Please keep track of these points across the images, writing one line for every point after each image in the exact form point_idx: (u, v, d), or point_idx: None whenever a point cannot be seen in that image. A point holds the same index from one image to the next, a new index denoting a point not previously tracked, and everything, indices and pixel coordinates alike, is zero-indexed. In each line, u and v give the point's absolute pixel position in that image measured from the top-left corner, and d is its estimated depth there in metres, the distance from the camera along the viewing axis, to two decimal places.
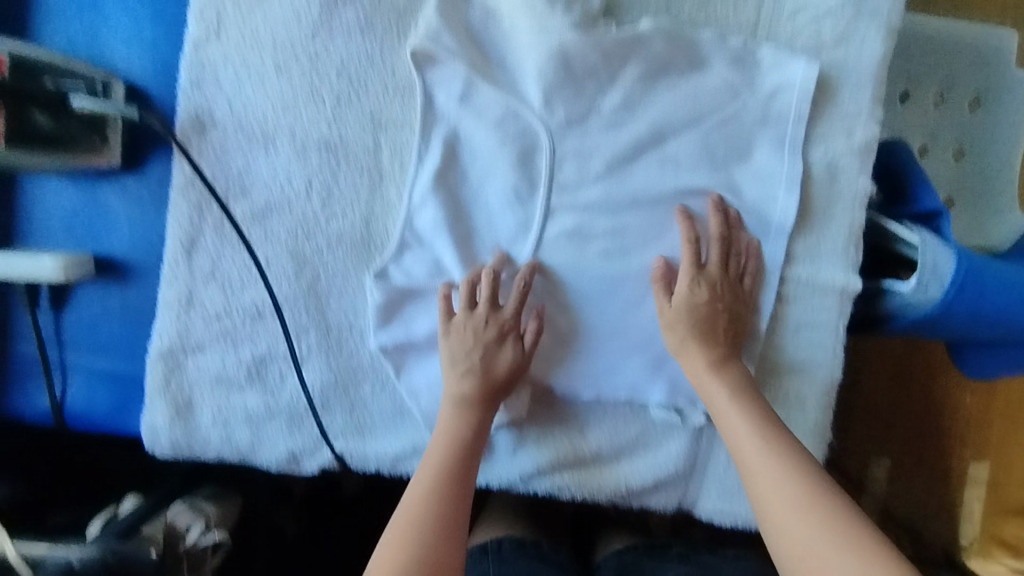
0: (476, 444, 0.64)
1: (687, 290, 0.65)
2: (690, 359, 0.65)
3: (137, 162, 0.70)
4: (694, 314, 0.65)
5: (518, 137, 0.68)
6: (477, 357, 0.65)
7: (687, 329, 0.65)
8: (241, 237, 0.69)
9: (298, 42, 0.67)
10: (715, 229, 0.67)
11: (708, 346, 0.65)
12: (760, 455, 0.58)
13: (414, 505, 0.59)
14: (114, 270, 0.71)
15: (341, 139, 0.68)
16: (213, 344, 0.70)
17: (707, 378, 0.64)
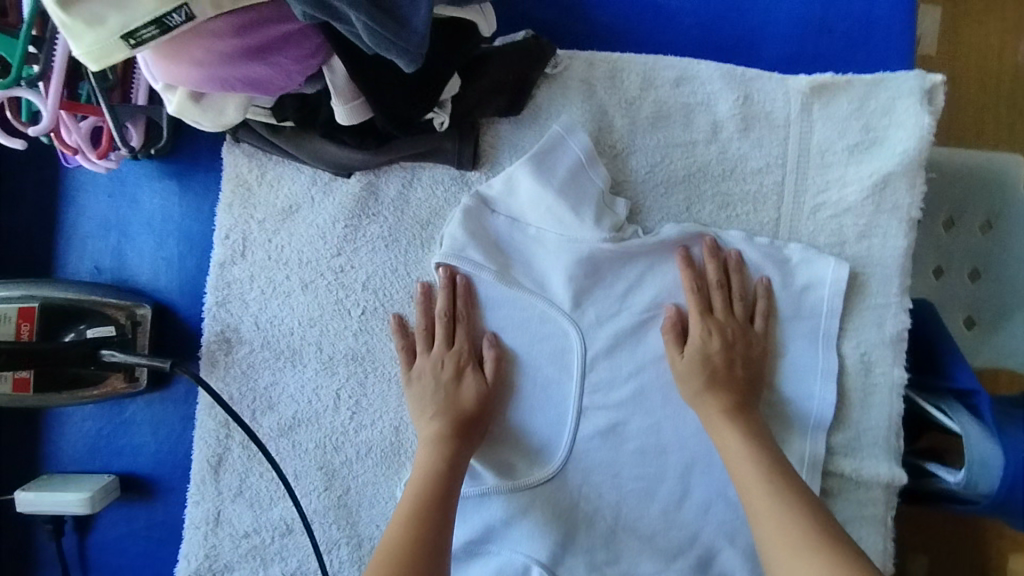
0: (448, 474, 0.62)
1: (703, 326, 0.66)
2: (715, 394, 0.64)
3: (163, 379, 0.69)
4: (706, 363, 0.65)
5: (547, 340, 0.68)
6: (440, 406, 0.65)
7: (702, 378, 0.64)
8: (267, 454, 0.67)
9: (324, 261, 0.69)
10: (712, 276, 0.67)
11: (724, 387, 0.64)
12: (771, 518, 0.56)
13: (380, 558, 0.55)
14: (140, 488, 0.69)
15: (368, 351, 0.69)
16: (241, 563, 0.68)
17: (723, 427, 0.63)
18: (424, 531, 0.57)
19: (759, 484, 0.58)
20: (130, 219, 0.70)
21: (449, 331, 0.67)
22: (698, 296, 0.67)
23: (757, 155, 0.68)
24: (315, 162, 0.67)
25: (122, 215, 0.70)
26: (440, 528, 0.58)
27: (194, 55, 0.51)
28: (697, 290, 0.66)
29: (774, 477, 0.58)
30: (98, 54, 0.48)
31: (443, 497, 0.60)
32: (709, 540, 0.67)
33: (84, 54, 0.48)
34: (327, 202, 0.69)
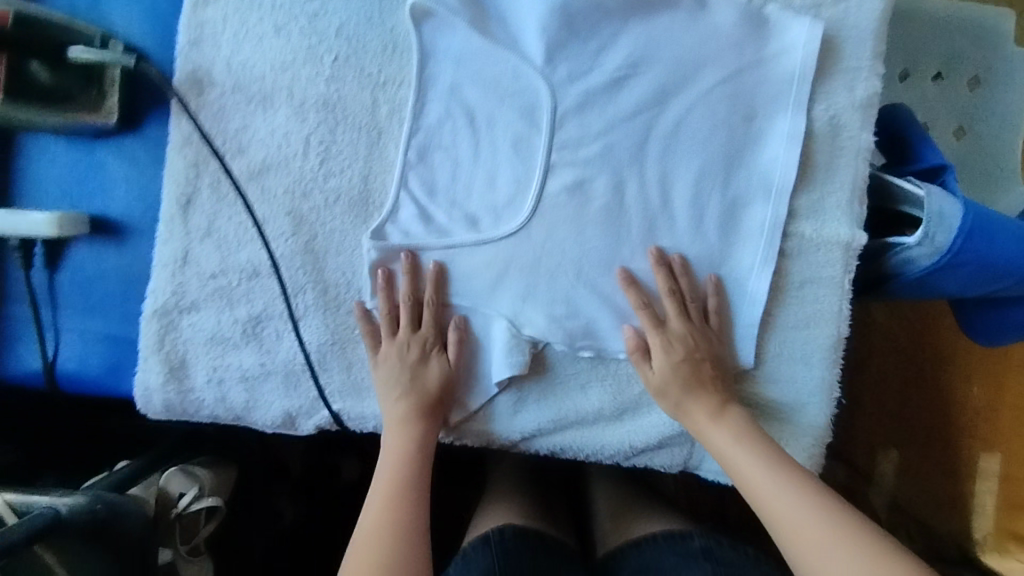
0: (422, 455, 0.66)
1: (661, 353, 0.66)
2: (691, 404, 0.65)
3: (135, 121, 0.69)
4: (677, 374, 0.65)
5: (517, 97, 0.68)
6: (422, 426, 0.66)
7: (679, 388, 0.65)
8: (240, 194, 0.68)
9: (298, 6, 0.69)
10: (664, 285, 0.67)
11: (700, 397, 0.65)
12: (769, 482, 0.59)
13: (372, 545, 0.60)
14: (110, 230, 0.70)
15: (339, 99, 0.69)
16: (208, 302, 0.69)
17: (710, 427, 0.64)
18: (405, 520, 0.62)
19: (744, 454, 0.62)
20: None
21: (415, 316, 0.68)
22: (661, 337, 0.66)
23: None
24: None
25: None
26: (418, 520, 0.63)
27: None
28: (676, 344, 0.66)
29: (760, 448, 0.62)
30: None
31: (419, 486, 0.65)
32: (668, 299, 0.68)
33: None
34: None
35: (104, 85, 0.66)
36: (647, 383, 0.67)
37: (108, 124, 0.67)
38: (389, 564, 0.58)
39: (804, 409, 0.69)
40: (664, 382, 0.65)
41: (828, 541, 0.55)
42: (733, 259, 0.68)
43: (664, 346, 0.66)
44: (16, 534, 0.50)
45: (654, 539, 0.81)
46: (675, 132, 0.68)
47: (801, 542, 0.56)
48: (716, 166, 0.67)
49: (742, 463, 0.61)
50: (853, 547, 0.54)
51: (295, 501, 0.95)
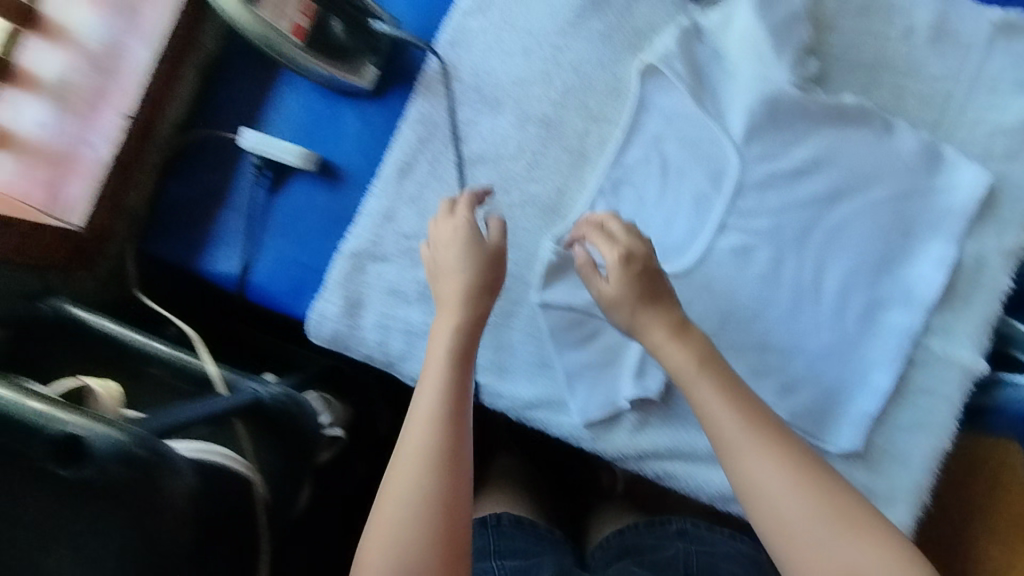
0: (470, 343, 0.62)
1: (618, 265, 0.64)
2: (646, 319, 0.64)
3: (381, 92, 0.80)
4: (630, 287, 0.64)
5: (708, 161, 0.77)
6: (468, 311, 0.63)
7: (631, 300, 0.64)
8: (459, 175, 0.78)
9: (547, 35, 0.78)
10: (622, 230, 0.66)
11: (658, 315, 0.64)
12: (733, 417, 0.58)
13: (418, 450, 0.57)
14: (330, 173, 0.79)
15: (557, 120, 0.78)
16: (398, 258, 0.78)
17: (694, 376, 0.61)
18: (447, 440, 0.57)
19: (714, 398, 0.59)
20: None
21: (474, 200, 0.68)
22: (609, 245, 0.66)
23: (939, 64, 0.76)
24: None
25: None
26: (460, 432, 0.58)
27: None
28: (612, 244, 0.66)
29: (724, 384, 0.60)
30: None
31: (462, 385, 0.60)
32: (794, 371, 0.75)
33: None
34: None
35: (373, 56, 0.77)
36: (603, 298, 0.66)
37: (362, 87, 0.78)
38: (441, 480, 0.56)
39: (894, 506, 0.74)
40: (621, 294, 0.65)
41: (783, 485, 0.55)
42: (864, 353, 0.75)
43: (621, 257, 0.64)
44: (230, 404, 0.58)
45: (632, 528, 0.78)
46: (839, 229, 0.75)
47: (789, 514, 0.54)
48: (866, 269, 0.75)
49: (706, 398, 0.60)
50: (873, 545, 0.52)
51: (371, 460, 0.90)
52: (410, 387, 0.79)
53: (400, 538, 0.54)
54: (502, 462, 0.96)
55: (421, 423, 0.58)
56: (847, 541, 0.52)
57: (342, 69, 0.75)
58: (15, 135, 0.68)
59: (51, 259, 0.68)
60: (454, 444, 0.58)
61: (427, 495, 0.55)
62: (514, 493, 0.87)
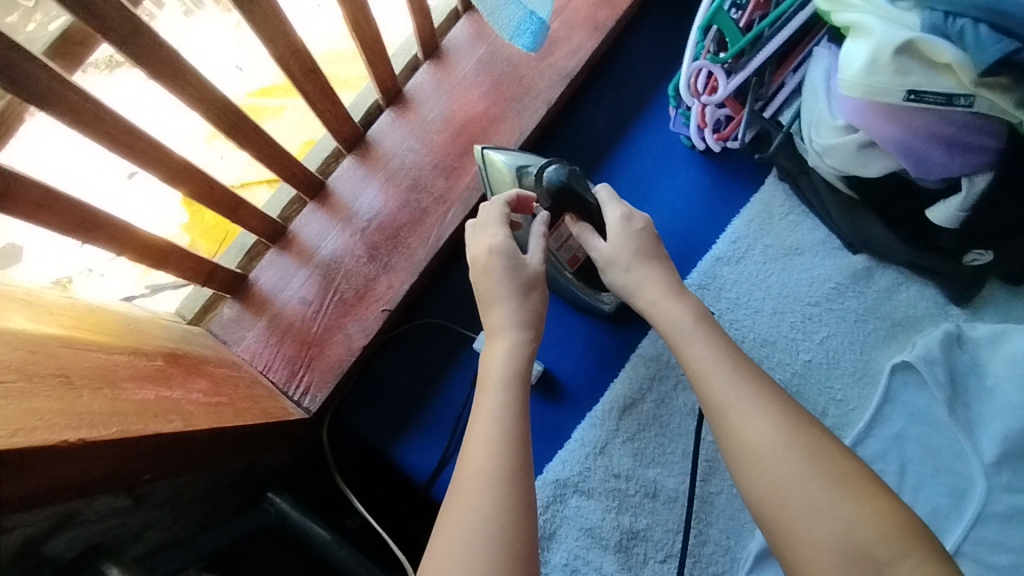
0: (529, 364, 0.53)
1: (615, 225, 0.61)
2: (639, 276, 0.58)
3: (620, 317, 0.78)
4: (629, 243, 0.60)
5: (952, 476, 0.72)
6: (507, 285, 0.55)
7: (631, 253, 0.59)
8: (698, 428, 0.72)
9: (801, 304, 0.77)
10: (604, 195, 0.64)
11: (655, 270, 0.59)
12: (706, 347, 0.52)
13: (481, 480, 0.45)
14: (549, 388, 0.76)
15: (796, 392, 0.75)
16: (601, 496, 0.73)
17: (670, 315, 0.55)
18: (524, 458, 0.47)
19: (702, 345, 0.53)
20: (661, 183, 0.81)
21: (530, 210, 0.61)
22: (613, 203, 0.62)
23: None
24: (846, 230, 0.77)
25: (662, 176, 0.81)
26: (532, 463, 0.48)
27: (909, 122, 0.64)
28: (615, 200, 0.62)
29: (715, 338, 0.53)
30: (867, 82, 0.63)
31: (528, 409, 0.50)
32: None
33: (838, 161, 0.70)
34: (828, 262, 0.78)
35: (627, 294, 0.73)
36: (603, 261, 0.61)
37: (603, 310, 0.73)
38: (509, 507, 0.44)
39: None
40: (620, 251, 0.60)
41: (779, 452, 0.46)
42: None
43: (622, 217, 0.61)
44: None
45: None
46: None
47: (766, 458, 0.46)
48: None
49: (694, 349, 0.53)
50: (812, 477, 0.44)
51: None
52: None
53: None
54: None
55: (481, 436, 0.48)
56: (838, 509, 0.43)
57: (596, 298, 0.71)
58: (272, 305, 0.66)
59: (275, 445, 0.62)
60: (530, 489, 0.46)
61: (499, 530, 0.43)
62: None
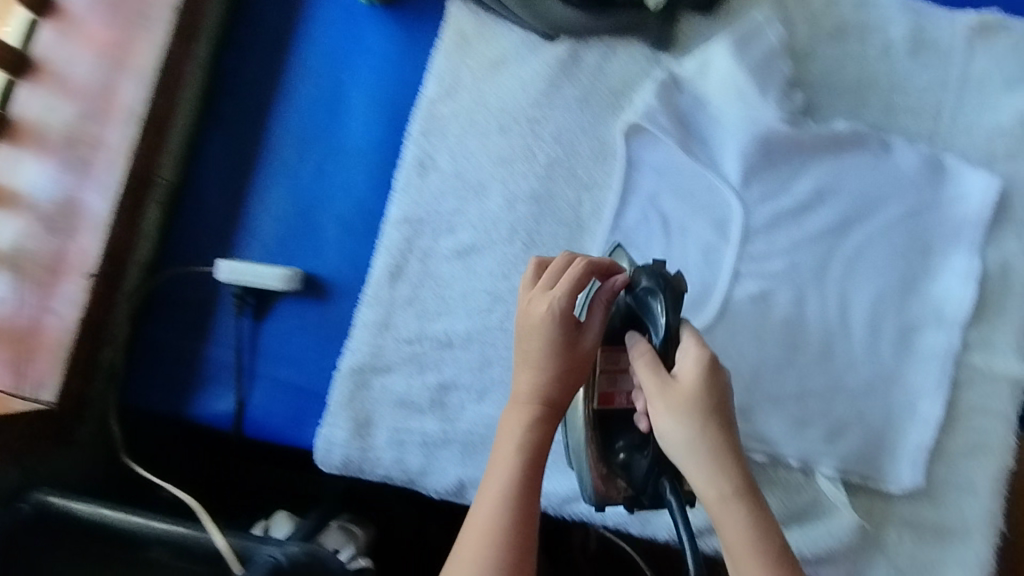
0: (543, 441, 0.57)
1: (690, 369, 0.53)
2: (673, 442, 0.51)
3: (360, 196, 0.76)
4: (693, 403, 0.51)
5: (710, 210, 0.74)
6: (542, 340, 0.58)
7: (698, 418, 0.51)
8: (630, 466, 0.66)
9: (524, 109, 0.75)
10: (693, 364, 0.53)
11: (715, 456, 0.50)
12: (749, 546, 0.48)
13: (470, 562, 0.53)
14: (316, 289, 0.74)
15: (548, 194, 0.74)
16: (401, 366, 0.73)
17: (702, 482, 0.50)
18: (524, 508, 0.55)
19: (734, 523, 0.49)
20: (351, 48, 0.77)
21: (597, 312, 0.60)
22: (699, 353, 0.53)
23: (924, 74, 0.74)
24: (534, 22, 0.75)
25: (350, 42, 0.77)
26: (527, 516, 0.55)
27: None
28: (700, 344, 0.54)
29: (761, 526, 0.49)
30: None
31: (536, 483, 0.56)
32: (840, 414, 0.71)
33: None
34: (533, 59, 0.76)
35: (661, 495, 0.57)
36: (662, 399, 0.52)
37: (600, 491, 0.62)
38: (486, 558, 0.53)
39: (970, 539, 0.69)
40: (679, 395, 0.52)
41: None
42: (905, 382, 0.71)
43: (705, 362, 0.53)
44: None
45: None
46: (854, 259, 0.72)
47: None
48: (894, 293, 0.72)
49: (729, 527, 0.49)
50: None
51: None
52: (435, 499, 0.74)
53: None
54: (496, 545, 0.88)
55: (480, 528, 0.54)
56: None
57: (590, 471, 0.62)
58: None
59: (33, 443, 0.65)
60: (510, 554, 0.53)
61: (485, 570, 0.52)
62: None
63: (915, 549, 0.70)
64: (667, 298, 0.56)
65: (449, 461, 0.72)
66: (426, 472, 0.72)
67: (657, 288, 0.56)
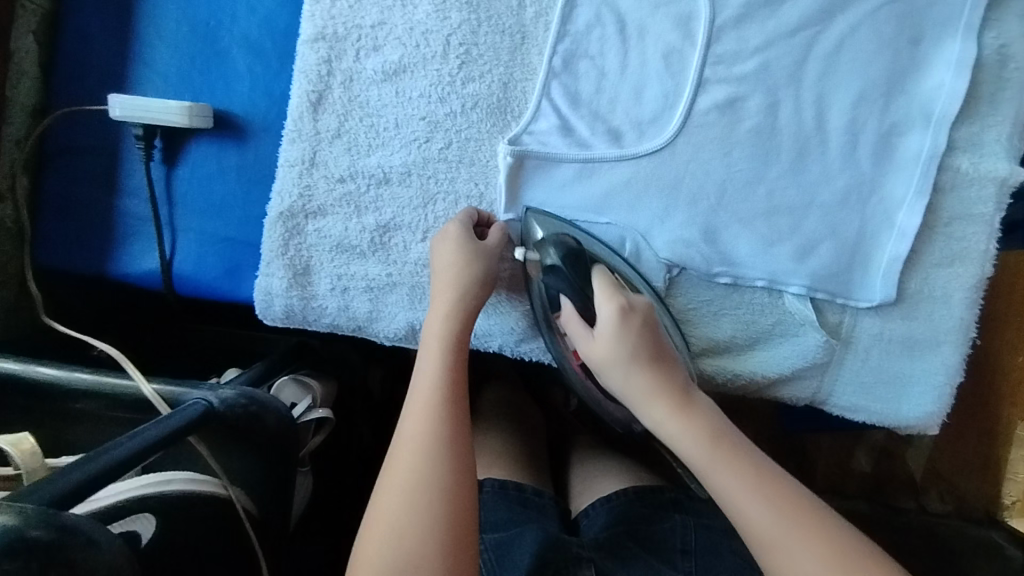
0: (464, 335, 0.60)
1: (609, 319, 0.57)
2: (629, 386, 0.57)
3: (269, 15, 0.67)
4: (626, 339, 0.57)
5: (672, 4, 0.64)
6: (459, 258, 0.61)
7: (626, 360, 0.57)
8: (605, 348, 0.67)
9: None
10: (608, 320, 0.57)
11: (656, 381, 0.56)
12: (701, 450, 0.54)
13: (415, 445, 0.54)
14: (231, 127, 0.67)
15: None
16: (335, 206, 0.66)
17: (651, 401, 0.56)
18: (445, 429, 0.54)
19: (679, 431, 0.55)
20: None
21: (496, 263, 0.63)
22: (610, 299, 0.58)
23: None
24: None
25: None
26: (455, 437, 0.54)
27: None
28: (612, 293, 0.58)
29: (699, 423, 0.55)
30: None
31: (463, 370, 0.59)
32: (811, 230, 0.65)
33: None
34: None
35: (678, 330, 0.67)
36: (592, 357, 0.59)
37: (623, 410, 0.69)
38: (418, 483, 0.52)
39: (938, 348, 0.67)
40: (613, 353, 0.57)
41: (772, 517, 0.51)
42: (885, 191, 0.65)
43: (620, 313, 0.57)
44: (177, 424, 0.48)
45: (625, 493, 0.72)
46: (837, 50, 0.63)
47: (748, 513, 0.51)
48: (878, 89, 0.63)
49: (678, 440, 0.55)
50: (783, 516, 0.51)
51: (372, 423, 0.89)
52: (389, 346, 0.71)
53: (400, 529, 0.50)
54: (485, 400, 0.91)
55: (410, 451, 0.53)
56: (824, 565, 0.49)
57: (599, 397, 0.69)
58: None
59: None
60: (452, 429, 0.55)
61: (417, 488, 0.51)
62: (502, 432, 0.83)
63: (879, 362, 0.68)
64: (569, 271, 0.59)
65: (396, 306, 0.68)
66: (376, 319, 0.68)
67: (561, 266, 0.60)
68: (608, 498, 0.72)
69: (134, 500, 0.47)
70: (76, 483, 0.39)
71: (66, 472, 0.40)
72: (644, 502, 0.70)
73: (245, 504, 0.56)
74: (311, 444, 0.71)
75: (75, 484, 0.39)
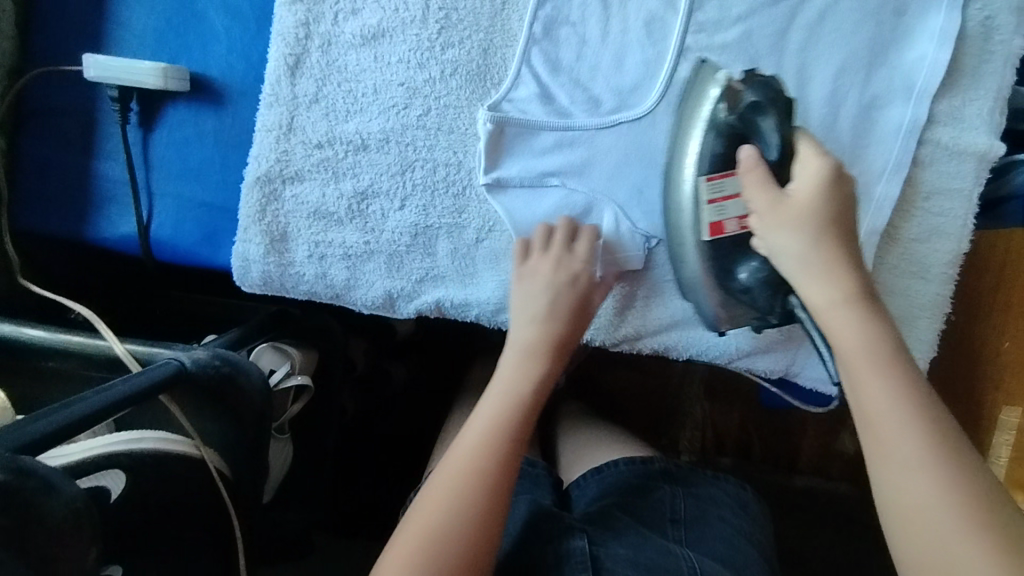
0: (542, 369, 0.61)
1: (807, 178, 0.55)
2: (819, 253, 0.54)
3: None
4: (828, 199, 0.55)
5: None
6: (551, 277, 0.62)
7: (815, 226, 0.54)
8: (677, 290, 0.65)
9: None
10: (814, 181, 0.55)
11: (835, 253, 0.54)
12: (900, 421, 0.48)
13: (462, 478, 0.53)
14: (208, 91, 0.66)
15: None
16: (313, 173, 0.66)
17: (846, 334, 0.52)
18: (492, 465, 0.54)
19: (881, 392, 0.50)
20: None
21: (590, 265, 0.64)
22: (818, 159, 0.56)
23: None
24: None
25: None
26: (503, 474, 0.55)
27: None
28: (817, 151, 0.56)
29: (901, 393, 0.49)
30: None
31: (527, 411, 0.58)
32: None
33: None
34: None
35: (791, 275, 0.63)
36: (774, 218, 0.55)
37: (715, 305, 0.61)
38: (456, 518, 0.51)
39: (914, 323, 0.67)
40: (807, 215, 0.54)
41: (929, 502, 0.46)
42: (865, 163, 0.65)
43: (830, 173, 0.55)
44: (148, 380, 0.49)
45: (617, 464, 0.72)
46: (820, 19, 0.63)
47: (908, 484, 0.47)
48: (861, 59, 0.63)
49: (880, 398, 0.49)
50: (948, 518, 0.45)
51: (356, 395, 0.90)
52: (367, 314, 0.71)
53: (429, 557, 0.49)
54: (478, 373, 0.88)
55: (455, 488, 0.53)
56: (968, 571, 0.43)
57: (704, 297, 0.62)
58: None
59: None
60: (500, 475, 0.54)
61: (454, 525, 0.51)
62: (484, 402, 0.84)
63: None
64: (776, 114, 0.56)
65: (373, 275, 0.68)
66: (354, 288, 0.68)
67: (762, 102, 0.56)
68: (599, 470, 0.73)
69: (105, 457, 0.47)
70: (40, 435, 0.40)
71: (30, 423, 0.41)
72: (635, 472, 0.70)
73: (219, 465, 0.55)
74: (289, 412, 0.72)
75: (36, 436, 0.40)
